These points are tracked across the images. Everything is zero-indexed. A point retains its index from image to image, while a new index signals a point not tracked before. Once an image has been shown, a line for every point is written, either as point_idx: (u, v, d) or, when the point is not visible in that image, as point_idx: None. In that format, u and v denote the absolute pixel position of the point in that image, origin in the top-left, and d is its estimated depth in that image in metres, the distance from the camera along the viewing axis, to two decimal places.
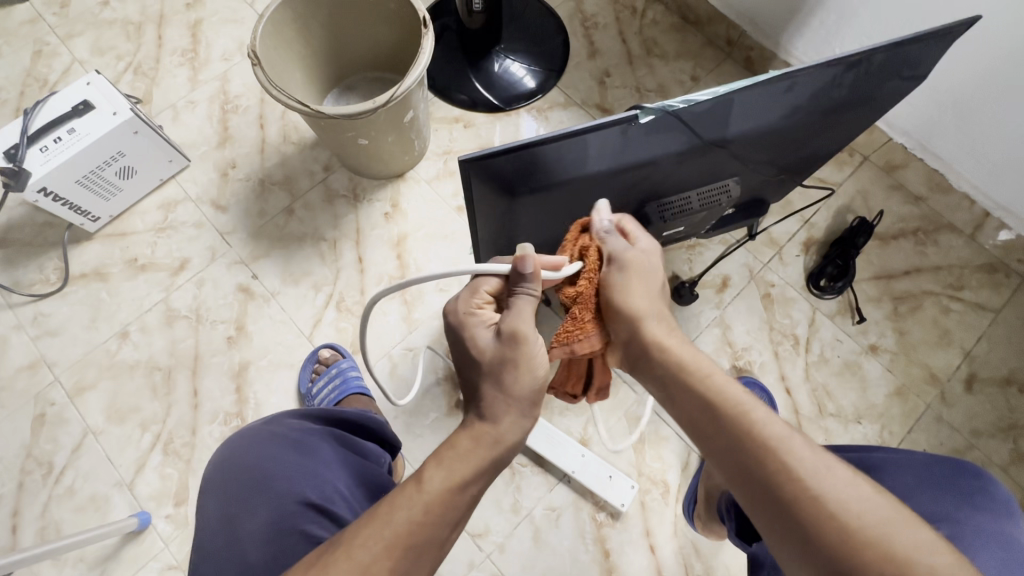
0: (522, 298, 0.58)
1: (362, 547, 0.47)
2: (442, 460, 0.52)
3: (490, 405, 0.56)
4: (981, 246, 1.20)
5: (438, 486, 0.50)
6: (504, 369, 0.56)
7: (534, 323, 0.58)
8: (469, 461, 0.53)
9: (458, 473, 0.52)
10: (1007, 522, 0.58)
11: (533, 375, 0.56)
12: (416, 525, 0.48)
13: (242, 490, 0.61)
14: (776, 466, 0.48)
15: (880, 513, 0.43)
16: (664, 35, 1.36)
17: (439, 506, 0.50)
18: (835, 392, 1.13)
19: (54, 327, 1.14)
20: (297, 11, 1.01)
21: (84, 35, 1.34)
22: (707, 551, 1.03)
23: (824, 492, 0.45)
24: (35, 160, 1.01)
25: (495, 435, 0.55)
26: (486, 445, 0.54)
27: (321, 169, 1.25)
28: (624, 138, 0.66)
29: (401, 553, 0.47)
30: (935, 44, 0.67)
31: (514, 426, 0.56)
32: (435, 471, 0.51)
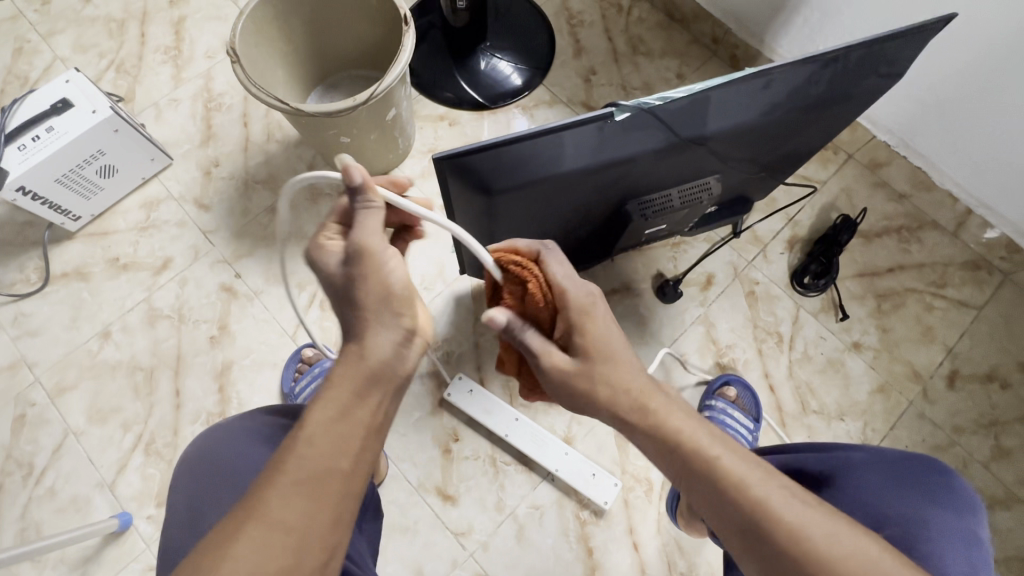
0: (362, 212, 0.51)
1: (261, 508, 0.43)
2: (321, 396, 0.48)
3: (357, 328, 0.50)
4: (964, 244, 1.20)
5: (323, 422, 0.47)
6: (353, 289, 0.50)
7: (382, 235, 0.51)
8: (348, 384, 0.48)
9: (338, 398, 0.48)
10: (969, 521, 0.59)
11: (386, 282, 0.50)
12: (308, 461, 0.45)
13: (212, 484, 0.60)
14: (759, 520, 0.49)
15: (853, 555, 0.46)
16: (650, 33, 1.36)
17: (331, 436, 0.46)
18: (818, 389, 1.13)
19: (35, 327, 1.13)
20: (278, 8, 1.01)
21: (65, 32, 1.32)
22: (690, 548, 1.03)
23: (805, 544, 0.47)
24: (13, 158, 1.00)
25: (371, 355, 0.49)
26: (355, 362, 0.49)
27: (305, 167, 1.24)
28: (600, 135, 0.66)
29: (305, 492, 0.44)
30: (911, 42, 0.67)
31: (385, 339, 0.50)
32: (312, 408, 0.47)
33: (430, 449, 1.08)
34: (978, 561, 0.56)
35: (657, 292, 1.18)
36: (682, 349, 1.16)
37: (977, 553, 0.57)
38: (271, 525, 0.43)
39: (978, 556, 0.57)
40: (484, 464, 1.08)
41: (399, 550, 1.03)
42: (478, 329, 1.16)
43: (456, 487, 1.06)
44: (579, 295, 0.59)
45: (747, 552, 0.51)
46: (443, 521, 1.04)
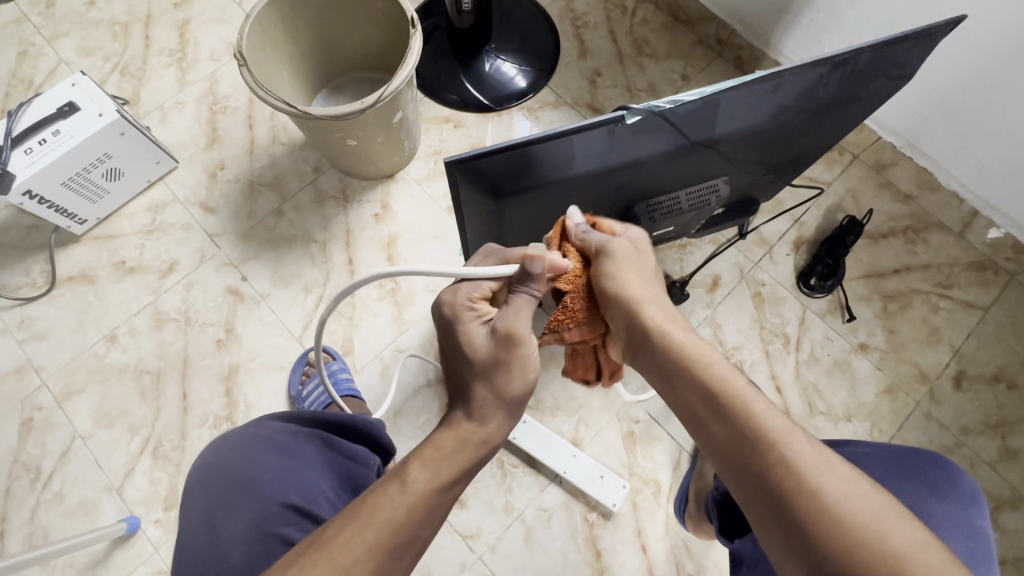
0: (521, 296, 0.58)
1: (346, 548, 0.47)
2: (426, 460, 0.53)
3: (476, 405, 0.57)
4: (969, 244, 1.20)
5: (422, 487, 0.51)
6: (497, 369, 0.57)
7: (530, 324, 0.58)
8: (453, 461, 0.54)
9: (443, 474, 0.53)
10: (970, 513, 0.60)
11: (521, 381, 0.58)
12: (398, 525, 0.49)
13: (224, 492, 0.61)
14: (763, 452, 0.47)
15: (862, 505, 0.42)
16: (654, 34, 1.36)
17: (423, 507, 0.51)
18: (825, 390, 1.13)
19: (41, 331, 1.13)
20: (285, 11, 1.01)
21: (70, 35, 1.32)
22: (698, 550, 1.03)
23: (807, 481, 0.45)
24: (20, 162, 1.00)
25: (481, 437, 0.56)
26: (469, 447, 0.55)
27: (311, 170, 1.24)
28: (611, 137, 0.66)
29: (382, 553, 0.48)
30: (921, 44, 0.67)
31: (498, 428, 0.57)
32: (418, 471, 0.52)
33: None
34: (980, 553, 0.57)
35: None
36: None
37: (979, 545, 0.58)
38: (343, 565, 0.46)
39: (980, 548, 0.57)
40: (492, 466, 1.08)
41: None
42: None
43: (464, 490, 1.06)
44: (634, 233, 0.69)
45: (742, 480, 0.49)
46: (451, 524, 1.04)
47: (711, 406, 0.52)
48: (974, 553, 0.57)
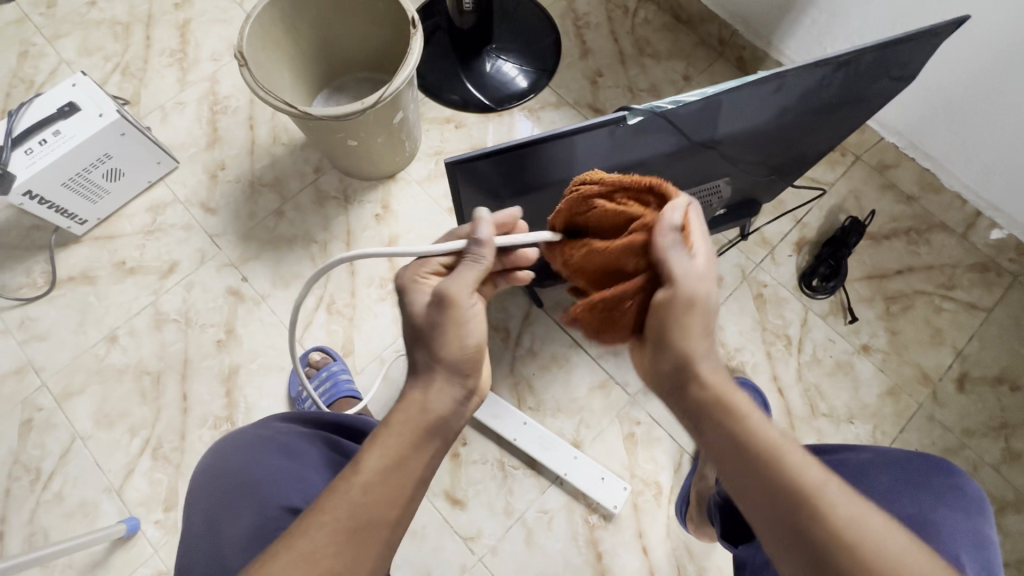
0: (466, 265, 0.57)
1: (305, 536, 0.47)
2: (379, 440, 0.52)
3: (421, 377, 0.56)
4: (972, 246, 1.20)
5: (376, 466, 0.51)
6: (438, 334, 0.56)
7: (471, 290, 0.57)
8: (406, 433, 0.53)
9: (395, 448, 0.52)
10: (978, 522, 0.60)
11: (462, 345, 0.56)
12: (356, 505, 0.49)
13: (228, 495, 0.60)
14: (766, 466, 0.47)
15: (864, 521, 0.43)
16: (656, 34, 1.35)
17: (379, 483, 0.50)
18: (827, 392, 1.13)
19: (41, 331, 1.13)
20: (285, 11, 1.00)
21: (71, 35, 1.32)
22: (699, 552, 1.03)
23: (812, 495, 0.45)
24: (20, 162, 1.00)
25: (430, 409, 0.54)
26: (415, 416, 0.54)
27: (312, 170, 1.24)
28: (612, 138, 0.65)
29: (345, 538, 0.47)
30: (924, 44, 0.66)
31: (443, 396, 0.55)
32: (370, 451, 0.52)
33: None
34: (989, 563, 0.57)
35: None
36: None
37: (986, 554, 0.57)
38: (307, 553, 0.46)
39: (988, 557, 0.57)
40: (492, 467, 1.07)
41: (407, 554, 1.02)
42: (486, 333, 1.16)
43: (464, 492, 1.06)
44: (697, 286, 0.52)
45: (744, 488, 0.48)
46: (452, 526, 1.04)
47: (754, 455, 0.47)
48: (983, 563, 0.57)
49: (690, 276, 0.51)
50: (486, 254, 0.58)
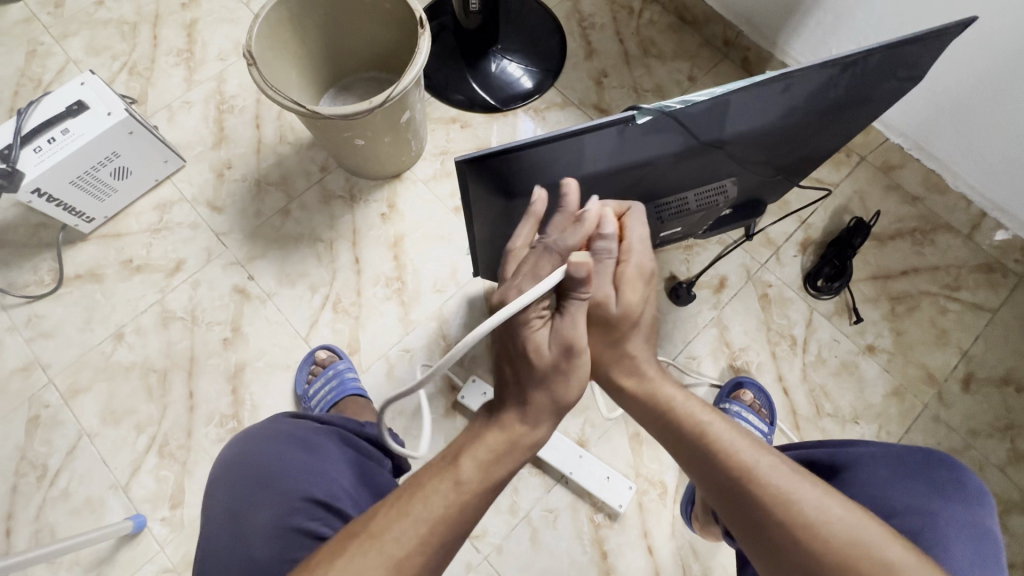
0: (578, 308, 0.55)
1: (396, 542, 0.48)
2: (477, 457, 0.54)
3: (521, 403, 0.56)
4: (977, 246, 1.20)
5: (473, 484, 0.52)
6: (557, 379, 0.56)
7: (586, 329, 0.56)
8: (505, 461, 0.54)
9: (493, 469, 0.54)
10: (978, 515, 0.59)
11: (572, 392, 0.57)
12: (450, 519, 0.50)
13: (248, 487, 0.61)
14: (748, 491, 0.52)
15: (849, 532, 0.46)
16: (661, 35, 1.36)
17: (475, 502, 0.52)
18: (832, 392, 1.13)
19: (48, 328, 1.14)
20: (293, 11, 1.01)
21: (79, 34, 1.33)
22: (704, 552, 1.03)
23: (796, 517, 0.49)
24: (29, 160, 1.00)
25: (529, 438, 0.56)
26: (517, 446, 0.55)
27: (317, 169, 1.24)
28: (620, 138, 0.66)
29: (431, 547, 0.49)
30: (931, 45, 0.67)
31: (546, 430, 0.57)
32: (468, 464, 0.53)
33: None
34: (987, 555, 0.56)
35: (670, 295, 1.17)
36: (695, 351, 1.16)
37: (986, 546, 0.57)
38: (397, 558, 0.48)
39: (987, 549, 0.57)
40: None
41: None
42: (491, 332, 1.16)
43: None
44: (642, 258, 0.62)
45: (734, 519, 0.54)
46: None
47: (693, 449, 0.59)
48: (981, 554, 0.56)
49: (639, 250, 0.62)
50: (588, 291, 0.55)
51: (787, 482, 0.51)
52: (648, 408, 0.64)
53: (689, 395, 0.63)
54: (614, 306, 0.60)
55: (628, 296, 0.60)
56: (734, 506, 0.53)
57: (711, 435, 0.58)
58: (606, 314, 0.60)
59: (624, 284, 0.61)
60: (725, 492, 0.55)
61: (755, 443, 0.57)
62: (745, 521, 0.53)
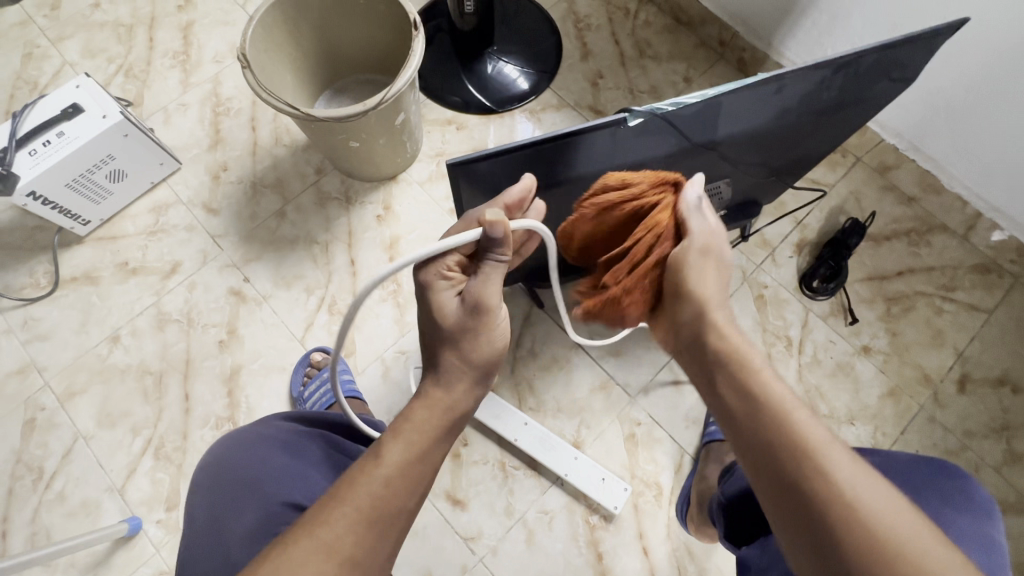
0: (492, 267, 0.59)
1: (329, 525, 0.47)
2: (400, 434, 0.55)
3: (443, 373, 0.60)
4: (973, 247, 1.20)
5: (398, 458, 0.53)
6: (466, 336, 0.60)
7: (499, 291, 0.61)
8: (426, 430, 0.56)
9: (417, 444, 0.55)
10: (985, 527, 0.59)
11: (491, 345, 0.61)
12: (379, 497, 0.50)
13: (230, 490, 0.60)
14: (800, 459, 0.48)
15: (893, 527, 0.44)
16: (657, 36, 1.36)
17: (400, 477, 0.52)
18: (828, 393, 1.13)
19: (45, 331, 1.14)
20: (287, 13, 1.01)
21: (75, 37, 1.33)
22: (700, 553, 1.03)
23: (845, 499, 0.45)
24: (24, 163, 1.00)
25: (449, 402, 0.59)
26: (440, 411, 0.58)
27: (313, 171, 1.24)
28: (612, 139, 0.65)
29: (365, 526, 0.49)
30: (924, 46, 0.66)
31: (466, 393, 0.61)
32: (392, 445, 0.54)
33: None
34: (997, 567, 0.56)
35: None
36: None
37: (994, 558, 0.57)
38: (328, 541, 0.47)
39: (996, 560, 0.57)
40: (494, 468, 1.07)
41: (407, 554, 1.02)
42: None
43: (465, 492, 1.06)
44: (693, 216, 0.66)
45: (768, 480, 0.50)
46: (452, 526, 1.04)
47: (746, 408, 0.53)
48: (991, 565, 0.56)
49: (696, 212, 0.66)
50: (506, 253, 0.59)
51: (866, 487, 0.46)
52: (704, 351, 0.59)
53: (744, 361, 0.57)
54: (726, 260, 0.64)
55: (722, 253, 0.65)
56: (782, 473, 0.49)
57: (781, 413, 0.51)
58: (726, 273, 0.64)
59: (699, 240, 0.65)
60: (788, 474, 0.48)
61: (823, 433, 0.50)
62: (804, 510, 0.47)
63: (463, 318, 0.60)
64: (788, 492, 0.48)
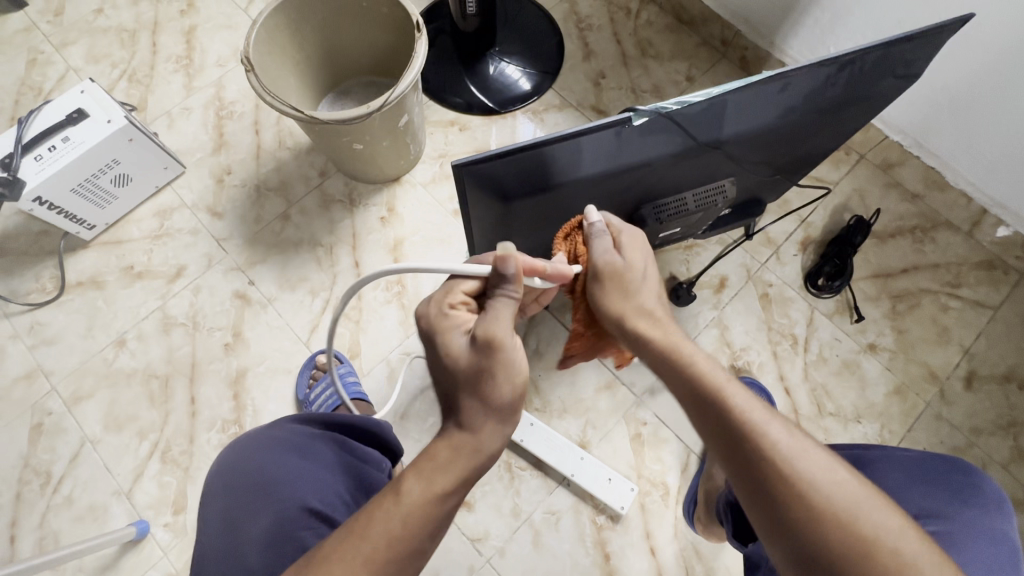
0: (502, 300, 0.59)
1: (340, 566, 0.47)
2: (421, 471, 0.53)
3: (470, 416, 0.55)
4: (978, 243, 1.20)
5: (413, 499, 0.51)
6: (481, 378, 0.55)
7: (511, 326, 0.57)
8: (448, 470, 0.53)
9: (438, 485, 0.52)
10: (996, 520, 0.60)
11: (512, 382, 0.55)
12: (394, 538, 0.49)
13: (245, 494, 0.61)
14: (748, 440, 0.50)
15: (854, 497, 0.45)
16: (659, 36, 1.36)
17: (420, 517, 0.50)
18: (834, 391, 1.13)
19: (51, 336, 1.14)
20: (290, 16, 1.01)
21: (79, 42, 1.33)
22: (707, 553, 1.02)
23: (801, 477, 0.47)
24: (30, 169, 1.01)
25: (475, 443, 0.55)
26: (466, 455, 0.54)
27: (316, 174, 1.24)
28: (618, 139, 0.66)
29: (379, 567, 0.48)
30: (929, 42, 0.66)
31: (493, 435, 0.56)
32: (411, 483, 0.51)
33: None
34: (1006, 563, 0.57)
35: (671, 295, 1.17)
36: None
37: (1004, 552, 0.58)
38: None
39: (1004, 554, 0.58)
40: (500, 469, 1.07)
41: None
42: None
43: (471, 493, 1.06)
44: (632, 228, 0.72)
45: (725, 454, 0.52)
46: (459, 527, 1.04)
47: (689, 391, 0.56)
48: (998, 559, 0.57)
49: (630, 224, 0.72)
50: (516, 289, 0.59)
51: (795, 444, 0.49)
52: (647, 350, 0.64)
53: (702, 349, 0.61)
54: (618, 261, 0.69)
55: (632, 254, 0.70)
56: (732, 452, 0.51)
57: (716, 384, 0.55)
58: (617, 269, 0.69)
59: (626, 246, 0.71)
60: (725, 436, 0.52)
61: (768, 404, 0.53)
62: (738, 461, 0.50)
63: (473, 353, 0.56)
64: (729, 456, 0.51)
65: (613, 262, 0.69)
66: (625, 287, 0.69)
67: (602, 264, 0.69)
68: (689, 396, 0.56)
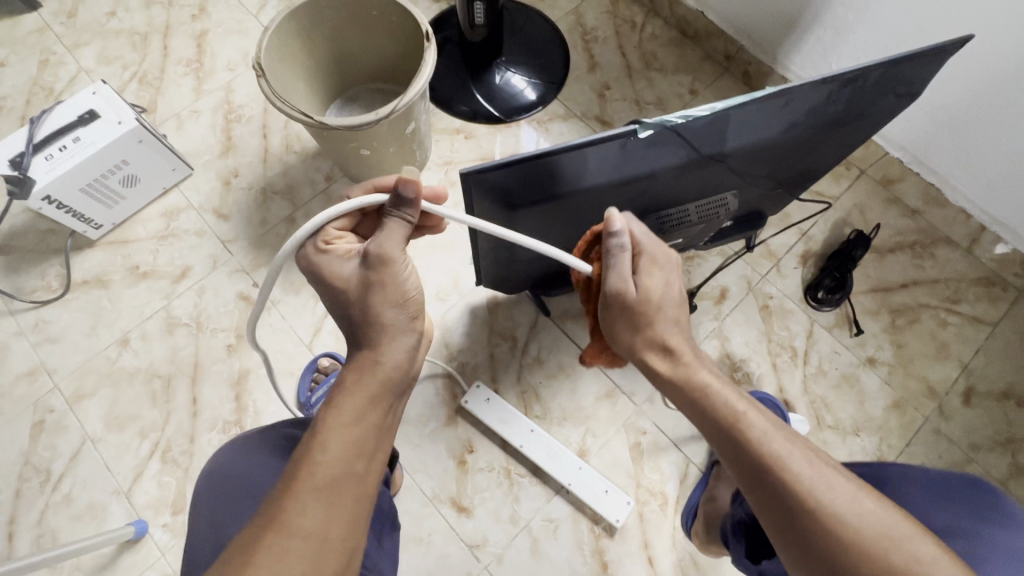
0: (393, 220, 0.59)
1: (287, 512, 0.48)
2: (336, 404, 0.54)
3: (372, 335, 0.58)
4: (977, 260, 1.21)
5: (340, 431, 0.53)
6: (374, 291, 0.59)
7: (400, 244, 0.60)
8: (359, 392, 0.55)
9: (349, 408, 0.54)
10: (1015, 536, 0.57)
11: (404, 295, 0.59)
12: (332, 472, 0.50)
13: (228, 496, 0.63)
14: (779, 479, 0.51)
15: (882, 526, 0.47)
16: (663, 49, 1.38)
17: (347, 445, 0.52)
18: (833, 404, 1.13)
19: (55, 334, 1.15)
20: (302, 23, 1.03)
21: (91, 44, 1.35)
22: (705, 564, 1.03)
23: (827, 509, 0.49)
24: (40, 167, 1.02)
25: (380, 364, 0.57)
26: (370, 373, 0.57)
27: (323, 178, 1.26)
28: (623, 150, 0.66)
29: (323, 497, 0.49)
30: (929, 63, 0.68)
31: (396, 348, 0.58)
32: (330, 419, 0.53)
33: (445, 460, 1.09)
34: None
35: None
36: None
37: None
38: (292, 528, 0.48)
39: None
40: (499, 475, 1.08)
41: (412, 561, 1.03)
42: (493, 341, 1.17)
43: (470, 499, 1.06)
44: (654, 247, 0.66)
45: (755, 494, 0.54)
46: (458, 534, 1.04)
47: (720, 430, 0.57)
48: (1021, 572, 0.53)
49: (652, 245, 0.66)
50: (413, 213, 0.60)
51: (821, 477, 0.51)
52: (677, 393, 0.63)
53: (725, 382, 0.62)
54: (633, 292, 0.64)
55: (647, 279, 0.65)
56: (764, 494, 0.52)
57: (745, 425, 0.56)
58: (629, 300, 0.64)
59: (643, 271, 0.65)
60: (752, 475, 0.54)
61: (787, 434, 0.55)
62: (770, 499, 0.52)
63: (362, 273, 0.59)
64: (756, 493, 0.53)
65: (625, 295, 0.64)
66: (637, 320, 0.65)
67: (612, 288, 0.65)
68: (721, 443, 0.57)
